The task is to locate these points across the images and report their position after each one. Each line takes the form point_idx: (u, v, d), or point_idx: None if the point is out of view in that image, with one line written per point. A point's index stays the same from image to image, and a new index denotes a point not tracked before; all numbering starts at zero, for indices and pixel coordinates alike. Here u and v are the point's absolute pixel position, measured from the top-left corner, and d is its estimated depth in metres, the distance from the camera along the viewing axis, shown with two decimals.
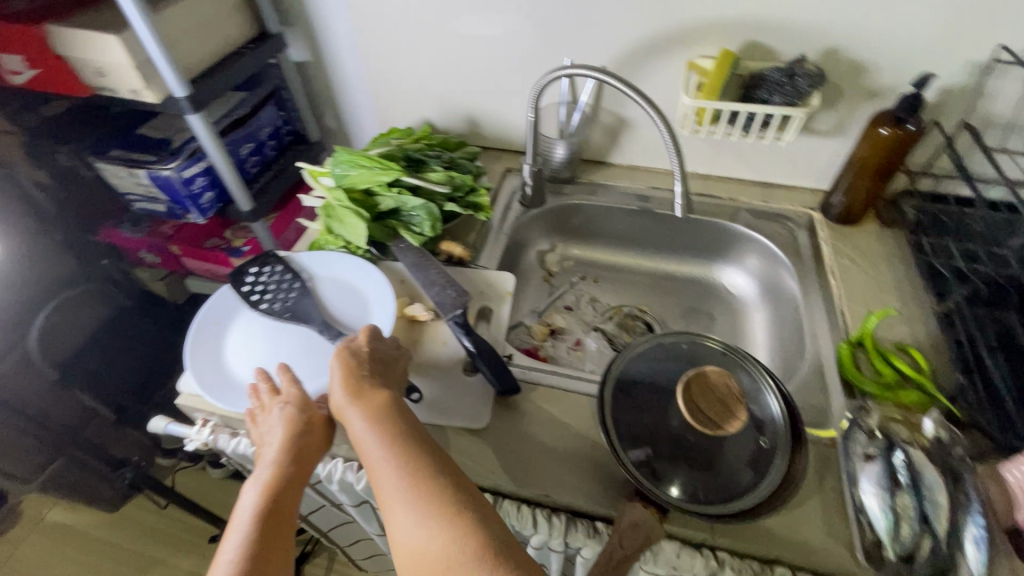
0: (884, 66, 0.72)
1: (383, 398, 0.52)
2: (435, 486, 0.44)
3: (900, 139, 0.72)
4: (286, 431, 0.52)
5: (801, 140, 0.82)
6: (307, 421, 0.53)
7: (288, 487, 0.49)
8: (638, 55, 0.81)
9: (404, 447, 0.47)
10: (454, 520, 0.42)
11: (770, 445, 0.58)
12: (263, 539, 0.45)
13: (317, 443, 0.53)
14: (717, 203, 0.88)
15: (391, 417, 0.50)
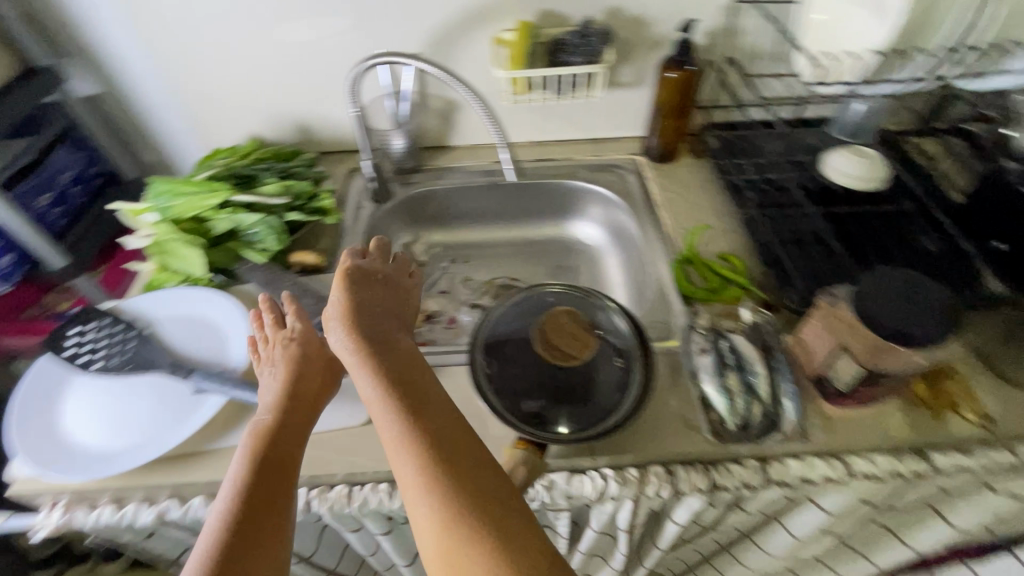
0: (658, 18, 0.80)
1: (383, 330, 0.49)
2: (437, 440, 0.40)
3: (685, 79, 0.81)
4: (291, 366, 0.52)
5: (611, 95, 0.89)
6: (307, 356, 0.54)
7: (287, 428, 0.48)
8: (445, 38, 0.82)
9: (402, 389, 0.44)
10: (454, 481, 0.38)
11: (627, 364, 0.61)
12: (259, 486, 0.44)
13: (320, 379, 0.53)
14: (556, 163, 0.95)
15: (392, 354, 0.47)
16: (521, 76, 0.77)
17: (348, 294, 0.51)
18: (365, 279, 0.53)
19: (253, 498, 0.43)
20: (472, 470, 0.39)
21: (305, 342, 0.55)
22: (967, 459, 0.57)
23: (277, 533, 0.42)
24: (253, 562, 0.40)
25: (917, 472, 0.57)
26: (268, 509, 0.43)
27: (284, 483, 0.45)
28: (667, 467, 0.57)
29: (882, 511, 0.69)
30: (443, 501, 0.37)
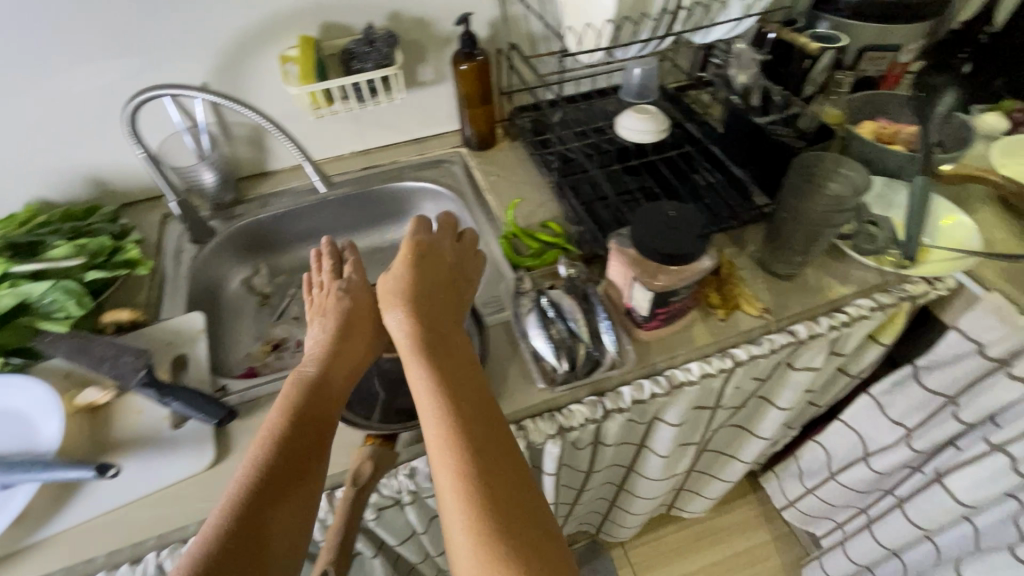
0: (437, 17, 0.84)
1: (439, 314, 0.54)
2: (480, 438, 0.45)
3: (477, 69, 0.87)
4: (340, 320, 0.58)
5: (416, 94, 0.93)
6: (356, 313, 0.59)
7: (328, 391, 0.54)
8: (229, 63, 0.80)
9: (451, 380, 0.48)
10: (494, 478, 0.43)
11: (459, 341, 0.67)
12: (294, 441, 0.49)
13: (365, 342, 0.59)
14: (380, 168, 0.96)
15: (446, 343, 0.52)
16: (314, 89, 0.77)
17: (412, 273, 0.56)
18: (433, 258, 0.58)
19: (281, 453, 0.48)
20: (512, 472, 0.44)
21: (355, 299, 0.60)
22: (757, 347, 0.69)
23: (304, 494, 0.47)
24: (275, 515, 0.45)
25: (723, 368, 0.67)
26: (298, 468, 0.48)
27: (313, 445, 0.50)
28: (518, 422, 0.62)
29: (720, 410, 0.80)
30: (482, 493, 0.42)
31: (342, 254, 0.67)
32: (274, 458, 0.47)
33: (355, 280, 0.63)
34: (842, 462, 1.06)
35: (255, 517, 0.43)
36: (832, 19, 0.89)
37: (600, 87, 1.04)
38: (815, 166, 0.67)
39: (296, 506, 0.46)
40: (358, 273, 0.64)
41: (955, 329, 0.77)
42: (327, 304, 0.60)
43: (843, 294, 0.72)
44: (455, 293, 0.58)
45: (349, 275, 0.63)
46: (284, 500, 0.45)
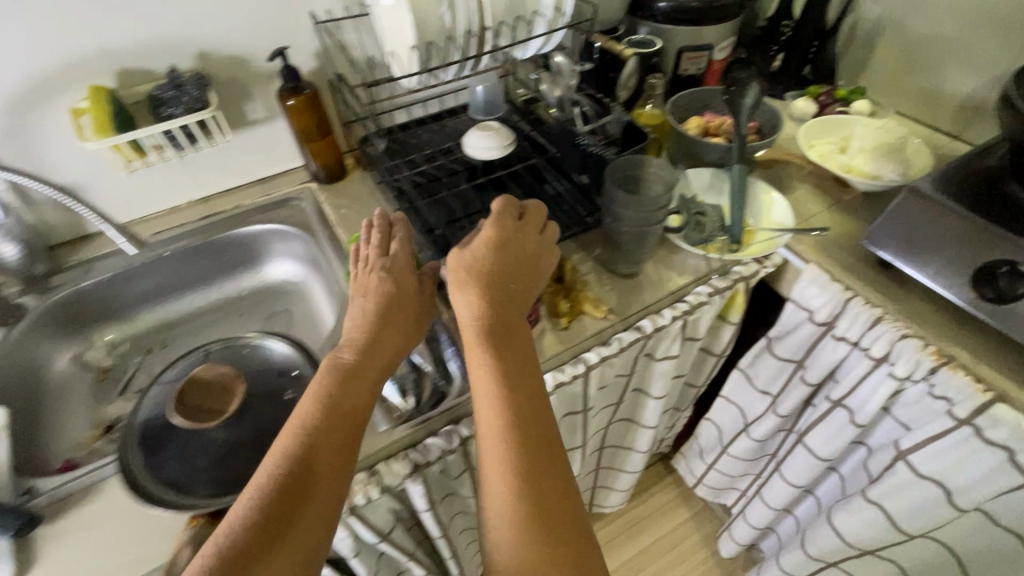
0: (253, 53, 0.80)
1: (504, 303, 0.57)
2: (532, 435, 0.50)
3: (307, 102, 0.84)
4: (382, 305, 0.58)
5: (248, 134, 0.88)
6: (396, 295, 0.59)
7: (365, 380, 0.54)
8: (11, 123, 0.72)
9: (508, 375, 0.52)
10: (541, 475, 0.48)
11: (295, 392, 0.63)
12: (329, 430, 0.49)
13: (403, 330, 0.58)
14: (220, 216, 0.91)
15: (505, 333, 0.55)
16: (113, 141, 0.71)
17: (487, 262, 0.58)
18: (509, 242, 0.60)
19: (318, 441, 0.48)
20: (557, 470, 0.49)
21: (392, 285, 0.60)
22: (607, 348, 0.71)
23: (337, 479, 0.48)
24: (308, 500, 0.46)
25: (576, 375, 0.69)
26: (336, 458, 0.48)
27: (349, 435, 0.50)
28: (370, 467, 0.60)
29: (593, 411, 0.82)
30: (531, 488, 0.47)
31: (392, 232, 0.66)
32: (310, 445, 0.48)
33: (399, 263, 0.62)
34: (731, 434, 1.13)
35: (291, 501, 0.45)
36: (648, 25, 0.95)
37: (449, 106, 1.04)
38: (619, 175, 0.71)
39: (330, 489, 0.47)
40: (401, 256, 0.63)
41: (789, 301, 0.84)
42: (374, 281, 0.60)
43: (681, 284, 0.76)
44: (524, 279, 0.60)
45: (393, 257, 0.62)
46: (320, 488, 0.46)
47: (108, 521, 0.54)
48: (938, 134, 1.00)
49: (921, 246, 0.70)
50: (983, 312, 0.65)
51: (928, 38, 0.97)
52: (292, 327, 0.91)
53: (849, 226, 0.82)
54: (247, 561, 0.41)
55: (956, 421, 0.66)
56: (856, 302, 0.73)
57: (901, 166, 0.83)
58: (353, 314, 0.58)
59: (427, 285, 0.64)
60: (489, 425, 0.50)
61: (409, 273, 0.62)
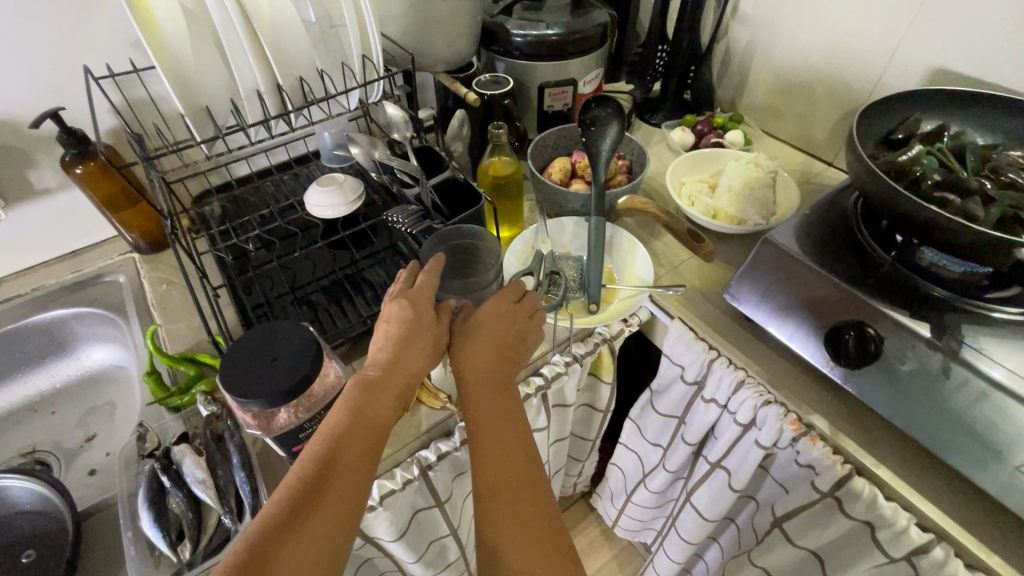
0: (23, 116, 0.68)
1: (500, 364, 0.54)
2: (523, 497, 0.47)
3: (100, 168, 0.71)
4: (404, 326, 0.52)
5: (40, 205, 0.76)
6: (419, 321, 0.53)
7: (386, 402, 0.48)
8: None
9: (496, 440, 0.49)
10: (533, 547, 0.44)
11: (34, 554, 0.53)
12: (347, 463, 0.43)
13: (426, 351, 0.52)
14: (13, 301, 0.78)
15: (504, 392, 0.52)
16: None
17: (486, 313, 0.56)
18: (502, 313, 0.57)
19: (331, 462, 0.43)
20: (552, 543, 0.45)
21: (415, 308, 0.53)
22: (447, 442, 0.63)
23: (347, 504, 0.41)
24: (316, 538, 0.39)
25: (409, 480, 0.61)
26: (351, 483, 0.42)
27: (367, 459, 0.44)
28: None
29: (456, 496, 0.74)
30: (526, 558, 0.43)
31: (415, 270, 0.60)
32: (323, 465, 0.42)
33: (426, 287, 0.56)
34: (632, 483, 1.07)
35: (297, 523, 0.39)
36: (505, 61, 0.88)
37: (300, 154, 0.94)
38: (441, 252, 0.64)
39: (339, 512, 0.40)
40: (427, 281, 0.57)
41: (663, 357, 0.78)
42: (399, 299, 0.54)
43: (535, 357, 0.69)
44: (522, 345, 0.57)
45: (419, 280, 0.56)
46: (332, 509, 0.40)
47: None
48: (813, 161, 0.98)
49: (784, 303, 0.64)
50: (840, 374, 0.60)
51: (795, 65, 0.94)
52: (111, 425, 0.78)
53: (715, 275, 0.77)
54: None
55: (821, 493, 0.62)
56: (720, 364, 0.67)
57: (766, 208, 0.79)
58: (380, 331, 0.53)
59: (447, 312, 0.56)
60: (486, 484, 0.47)
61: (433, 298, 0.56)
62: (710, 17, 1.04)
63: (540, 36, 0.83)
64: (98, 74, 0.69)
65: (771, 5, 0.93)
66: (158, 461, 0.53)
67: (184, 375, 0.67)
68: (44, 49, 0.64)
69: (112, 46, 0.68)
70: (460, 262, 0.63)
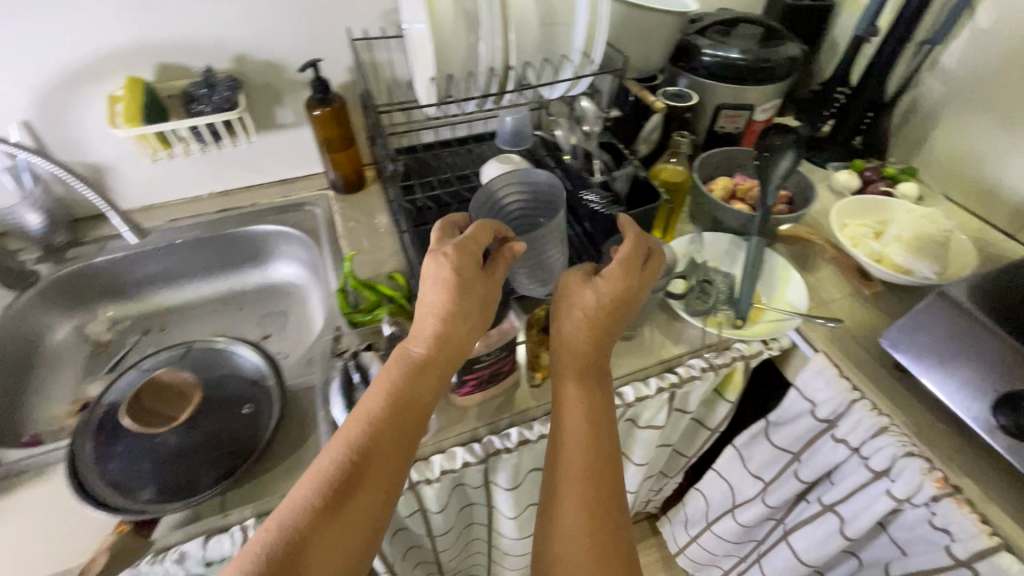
0: (291, 61, 0.82)
1: (591, 345, 0.57)
2: (587, 482, 0.50)
3: (332, 114, 0.84)
4: (448, 294, 0.50)
5: (275, 135, 0.90)
6: (465, 286, 0.51)
7: (426, 381, 0.50)
8: (58, 104, 0.76)
9: (574, 422, 0.53)
10: (588, 535, 0.48)
11: (253, 410, 0.62)
12: (384, 442, 0.47)
13: (470, 322, 0.52)
14: (235, 210, 0.92)
15: (586, 384, 0.55)
16: (142, 132, 0.74)
17: (599, 287, 0.57)
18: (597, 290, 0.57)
19: (377, 443, 0.46)
20: (607, 530, 0.48)
21: (460, 269, 0.51)
22: None
23: (391, 479, 0.46)
24: (360, 501, 0.44)
25: (543, 434, 0.66)
26: (397, 461, 0.47)
27: (409, 441, 0.48)
28: None
29: None
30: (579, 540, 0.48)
31: (449, 223, 0.58)
32: (364, 447, 0.46)
33: (475, 244, 0.53)
34: (715, 513, 1.06)
35: (348, 505, 0.44)
36: (689, 78, 0.91)
37: (478, 133, 1.04)
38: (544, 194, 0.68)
39: (384, 484, 0.46)
40: (474, 238, 0.53)
41: (793, 388, 0.78)
42: (441, 257, 0.51)
43: (673, 354, 0.72)
44: (611, 316, 0.58)
45: (467, 232, 0.53)
46: (371, 490, 0.45)
47: (43, 508, 0.54)
48: (989, 230, 0.93)
49: (943, 354, 0.63)
50: (1002, 444, 0.58)
51: (988, 128, 0.90)
52: (284, 330, 0.91)
53: (868, 319, 0.76)
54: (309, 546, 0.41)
55: (956, 560, 0.60)
56: (861, 406, 0.67)
57: (937, 262, 0.75)
58: (423, 294, 0.52)
59: (501, 264, 0.55)
60: (561, 477, 0.51)
61: (480, 252, 0.54)
62: (901, 67, 1.02)
63: (727, 58, 0.86)
64: (352, 37, 0.82)
65: (974, 64, 0.90)
66: (350, 359, 0.63)
67: (363, 300, 0.77)
68: (322, 10, 0.78)
69: (369, 16, 0.81)
70: (527, 223, 0.69)
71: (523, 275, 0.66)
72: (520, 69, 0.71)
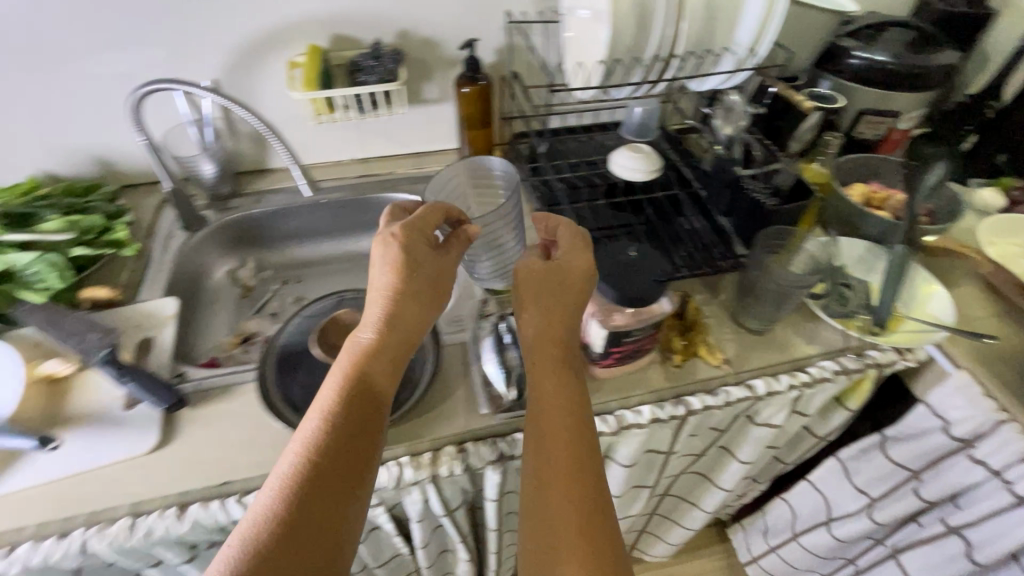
0: (447, 40, 0.87)
1: (558, 327, 0.57)
2: (561, 457, 0.49)
3: (479, 92, 0.88)
4: (398, 277, 0.53)
5: (420, 109, 0.96)
6: (411, 268, 0.54)
7: (385, 360, 0.52)
8: (245, 64, 0.84)
9: (548, 405, 0.52)
10: (568, 508, 0.47)
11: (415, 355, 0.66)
12: (346, 423, 0.47)
13: (424, 300, 0.55)
14: (374, 177, 0.99)
15: (559, 368, 0.55)
16: (317, 96, 0.80)
17: (541, 268, 0.58)
18: (552, 271, 0.57)
19: (338, 430, 0.47)
20: (587, 500, 0.47)
21: (407, 254, 0.54)
22: (713, 397, 0.68)
23: (364, 462, 0.47)
24: (333, 486, 0.45)
25: (674, 415, 0.67)
26: (362, 443, 0.48)
27: (372, 419, 0.49)
28: (459, 444, 0.62)
29: (676, 455, 0.79)
30: (559, 515, 0.46)
31: (398, 210, 0.61)
32: (327, 432, 0.46)
33: (422, 226, 0.57)
34: (804, 525, 1.04)
35: (314, 493, 0.44)
36: (832, 80, 0.89)
37: (603, 121, 1.06)
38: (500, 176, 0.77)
39: (354, 468, 0.46)
40: (418, 222, 0.56)
41: (923, 403, 0.76)
42: (390, 239, 0.55)
43: (807, 353, 0.71)
44: (572, 291, 0.57)
45: (416, 214, 0.57)
46: (341, 478, 0.45)
47: (233, 420, 0.61)
48: None
49: None
50: None
51: None
52: None
53: (1017, 342, 0.72)
54: (286, 537, 0.42)
55: None
56: (1008, 428, 0.65)
57: None
58: (374, 279, 0.54)
59: (456, 244, 0.59)
60: (534, 460, 0.50)
61: (428, 234, 0.57)
62: None
63: (875, 61, 0.84)
64: (506, 19, 0.86)
65: None
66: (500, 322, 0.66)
67: None
68: None
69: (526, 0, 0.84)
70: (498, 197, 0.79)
71: (484, 262, 0.70)
72: (685, 58, 0.73)
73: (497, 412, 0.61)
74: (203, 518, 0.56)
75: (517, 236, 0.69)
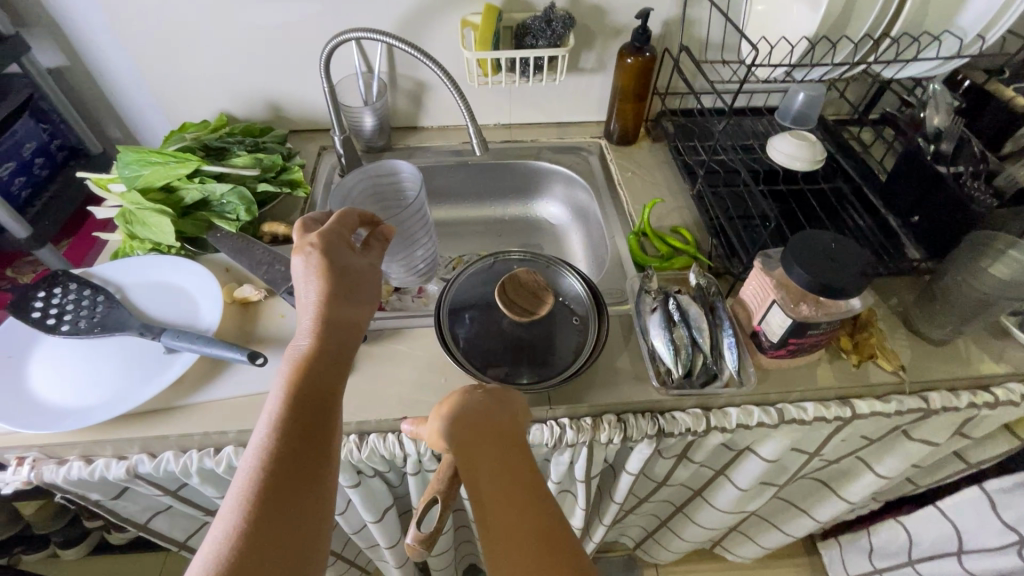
0: (618, 8, 0.85)
1: (492, 447, 0.44)
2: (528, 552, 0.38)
3: (643, 64, 0.86)
4: (329, 279, 0.48)
5: (574, 79, 0.95)
6: (344, 270, 0.50)
7: (327, 360, 0.45)
8: (418, 19, 0.86)
9: (498, 514, 0.40)
10: None
11: (582, 321, 0.66)
12: (297, 436, 0.41)
13: (359, 303, 0.50)
14: (518, 144, 0.99)
15: (506, 469, 0.43)
16: (487, 56, 0.81)
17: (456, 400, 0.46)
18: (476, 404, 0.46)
19: (288, 456, 0.40)
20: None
21: (336, 257, 0.50)
22: (884, 405, 0.64)
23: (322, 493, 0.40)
24: (296, 514, 0.38)
25: (840, 416, 0.63)
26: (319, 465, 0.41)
27: (324, 432, 0.42)
28: (619, 413, 0.62)
29: (816, 458, 0.76)
30: None
31: (308, 216, 0.55)
32: (279, 455, 0.39)
33: (341, 233, 0.52)
34: (923, 553, 0.98)
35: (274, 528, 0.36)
36: None
37: (757, 105, 1.01)
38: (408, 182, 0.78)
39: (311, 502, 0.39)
40: (337, 227, 0.52)
41: None
42: (309, 247, 0.49)
43: (994, 372, 0.65)
44: (493, 422, 0.46)
45: (333, 220, 0.53)
46: (304, 509, 0.38)
47: (405, 362, 0.64)
48: None
49: None
50: None
51: None
52: None
53: None
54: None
55: None
56: None
57: None
58: (298, 291, 0.49)
59: (375, 247, 0.56)
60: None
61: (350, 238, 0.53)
62: None
63: None
64: None
65: None
66: (668, 298, 0.65)
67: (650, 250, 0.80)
68: None
69: None
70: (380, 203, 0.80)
71: (398, 262, 0.73)
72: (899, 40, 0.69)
73: (665, 387, 0.61)
74: (380, 449, 0.59)
75: (426, 234, 0.75)
